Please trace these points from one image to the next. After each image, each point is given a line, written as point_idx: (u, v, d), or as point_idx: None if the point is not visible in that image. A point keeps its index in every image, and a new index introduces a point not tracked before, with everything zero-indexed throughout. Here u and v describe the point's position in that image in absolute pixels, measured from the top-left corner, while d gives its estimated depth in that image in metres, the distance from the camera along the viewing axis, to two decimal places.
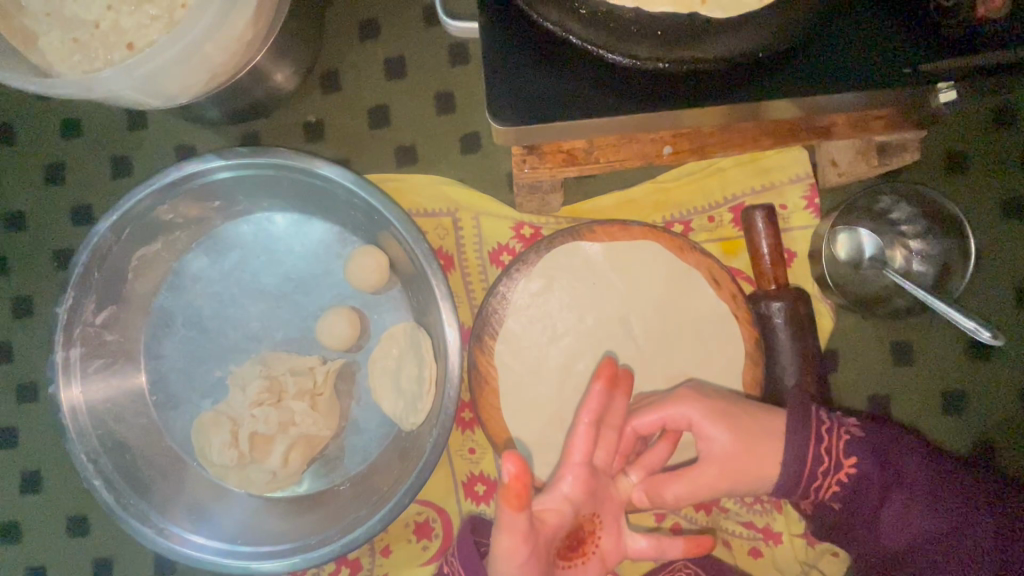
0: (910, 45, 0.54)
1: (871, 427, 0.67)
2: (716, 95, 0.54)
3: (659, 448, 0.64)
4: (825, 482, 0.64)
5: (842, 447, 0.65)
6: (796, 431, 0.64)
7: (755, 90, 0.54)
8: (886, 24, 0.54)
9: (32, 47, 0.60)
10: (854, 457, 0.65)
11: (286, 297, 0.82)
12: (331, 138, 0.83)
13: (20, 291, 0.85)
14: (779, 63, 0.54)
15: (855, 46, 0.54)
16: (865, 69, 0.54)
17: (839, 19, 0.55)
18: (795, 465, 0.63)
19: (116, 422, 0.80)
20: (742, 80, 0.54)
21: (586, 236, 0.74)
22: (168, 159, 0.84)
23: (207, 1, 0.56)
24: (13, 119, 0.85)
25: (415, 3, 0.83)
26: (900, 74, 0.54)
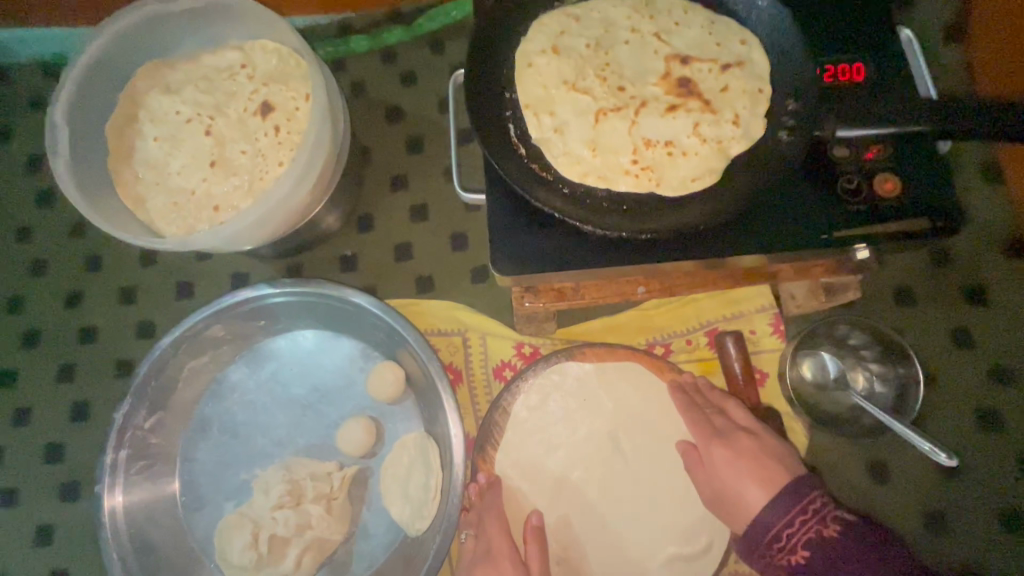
0: (827, 214, 0.67)
1: (860, 532, 0.62)
2: (675, 252, 0.67)
3: (697, 473, 0.76)
4: (780, 558, 0.64)
5: (805, 538, 0.63)
6: (767, 510, 0.66)
7: (704, 247, 0.67)
8: (810, 197, 0.68)
9: (141, 207, 0.78)
10: (811, 551, 0.62)
11: (312, 406, 0.92)
12: (363, 269, 0.98)
13: (81, 396, 0.97)
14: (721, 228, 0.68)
15: (785, 213, 0.68)
16: (793, 232, 0.67)
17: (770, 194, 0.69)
18: (751, 532, 0.66)
19: (148, 521, 0.88)
20: (691, 238, 0.68)
21: (577, 358, 0.85)
22: (225, 284, 1.00)
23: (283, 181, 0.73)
24: (102, 250, 1.03)
25: (437, 162, 1.02)
26: (819, 237, 0.67)
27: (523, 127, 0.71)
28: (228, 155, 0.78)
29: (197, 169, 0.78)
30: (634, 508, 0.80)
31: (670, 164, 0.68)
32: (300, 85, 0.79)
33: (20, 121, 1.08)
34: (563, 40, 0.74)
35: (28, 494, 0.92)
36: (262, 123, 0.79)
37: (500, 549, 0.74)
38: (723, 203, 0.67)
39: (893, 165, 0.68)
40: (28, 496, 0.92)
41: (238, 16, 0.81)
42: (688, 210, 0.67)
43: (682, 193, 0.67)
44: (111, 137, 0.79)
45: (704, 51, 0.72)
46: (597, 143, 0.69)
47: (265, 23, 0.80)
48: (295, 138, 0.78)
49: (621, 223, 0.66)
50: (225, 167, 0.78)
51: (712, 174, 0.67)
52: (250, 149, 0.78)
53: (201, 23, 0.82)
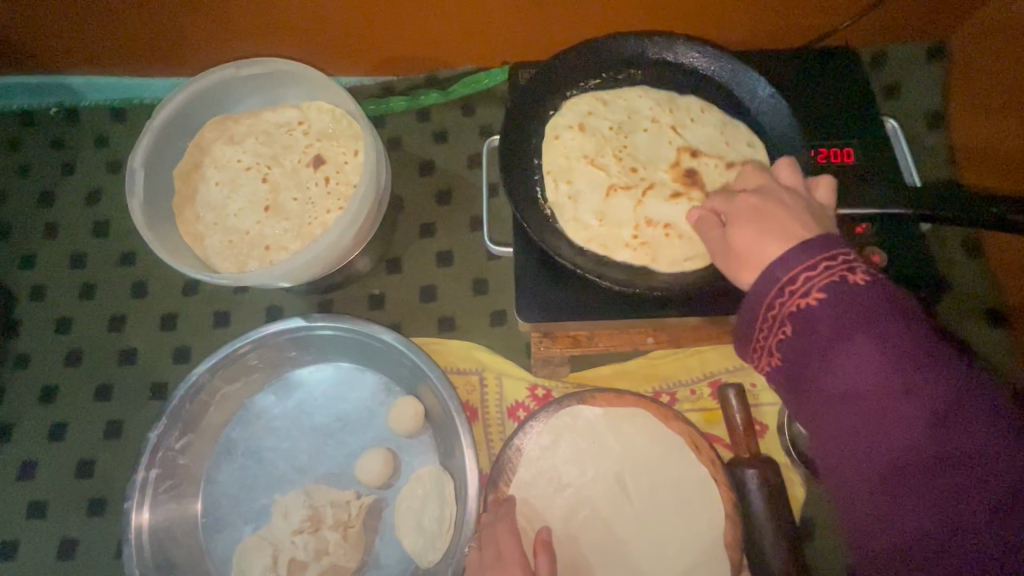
0: None
1: (875, 287, 0.52)
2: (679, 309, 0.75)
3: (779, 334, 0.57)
4: (786, 317, 0.56)
5: (836, 319, 0.52)
6: (886, 394, 0.49)
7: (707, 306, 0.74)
8: None
9: (199, 243, 0.86)
10: (825, 299, 0.53)
11: (334, 435, 0.97)
12: (390, 308, 1.06)
13: (115, 415, 1.02)
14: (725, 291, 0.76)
15: None
16: None
17: None
18: (794, 321, 0.55)
19: (169, 540, 0.91)
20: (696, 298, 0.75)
21: (588, 402, 0.90)
22: (259, 315, 1.07)
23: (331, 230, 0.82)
24: (148, 278, 1.10)
25: (464, 213, 1.11)
26: None
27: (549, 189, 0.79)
28: (281, 202, 0.87)
29: (252, 212, 0.87)
30: (638, 549, 0.84)
31: (665, 244, 0.76)
32: (350, 143, 0.89)
33: (86, 158, 1.19)
34: (589, 119, 0.84)
35: (56, 507, 0.97)
36: (314, 175, 0.88)
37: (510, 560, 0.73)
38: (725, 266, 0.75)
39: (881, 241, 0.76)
40: (56, 510, 0.96)
41: (300, 81, 0.91)
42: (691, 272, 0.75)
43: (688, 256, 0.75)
44: (177, 180, 0.88)
45: (714, 147, 0.81)
46: (612, 212, 0.78)
47: (323, 88, 0.90)
48: (343, 189, 0.87)
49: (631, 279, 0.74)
50: (277, 212, 0.87)
51: None
52: (301, 198, 0.87)
53: (267, 86, 0.92)
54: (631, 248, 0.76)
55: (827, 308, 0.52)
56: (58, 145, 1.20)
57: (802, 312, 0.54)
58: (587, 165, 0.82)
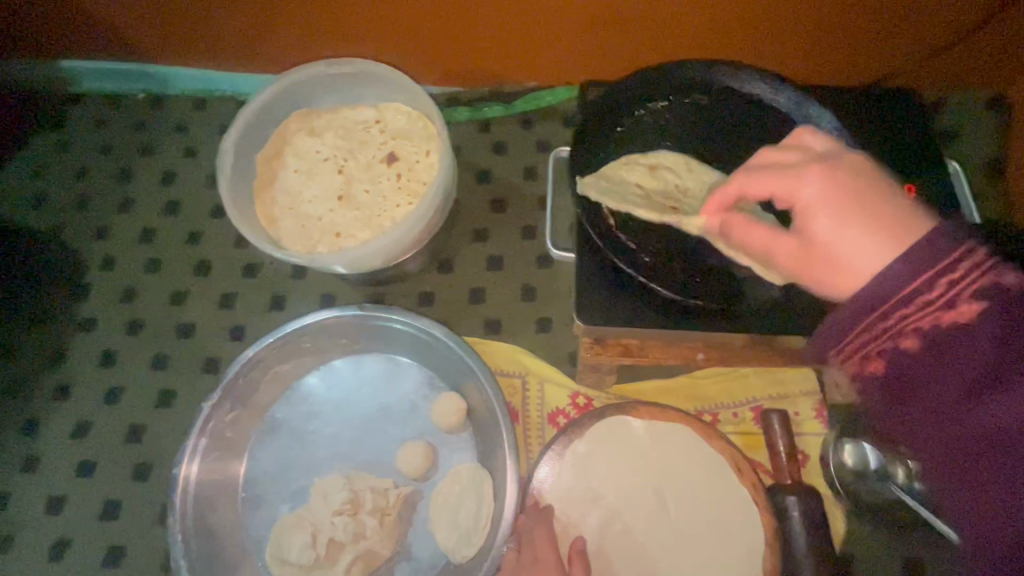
0: None
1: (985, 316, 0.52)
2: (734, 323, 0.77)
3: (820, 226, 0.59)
4: (877, 351, 0.57)
5: (929, 334, 0.54)
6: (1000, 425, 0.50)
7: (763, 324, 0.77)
8: None
9: (273, 225, 0.90)
10: (914, 342, 0.55)
11: (376, 424, 0.99)
12: (439, 306, 1.09)
13: (169, 385, 1.06)
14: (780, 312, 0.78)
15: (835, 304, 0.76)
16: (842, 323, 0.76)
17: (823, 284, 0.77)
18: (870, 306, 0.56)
19: (210, 511, 0.94)
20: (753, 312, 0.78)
21: (632, 412, 0.91)
22: (314, 302, 1.11)
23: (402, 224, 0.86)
24: (212, 257, 1.16)
25: (517, 221, 1.15)
26: None
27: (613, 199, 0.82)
28: (355, 194, 0.91)
29: (325, 200, 0.91)
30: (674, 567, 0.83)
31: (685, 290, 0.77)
32: (424, 145, 0.93)
33: (165, 141, 1.26)
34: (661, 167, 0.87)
35: (104, 468, 1.00)
36: (386, 172, 0.92)
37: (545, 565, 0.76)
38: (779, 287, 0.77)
39: None
40: (104, 471, 1.00)
41: (383, 84, 0.96)
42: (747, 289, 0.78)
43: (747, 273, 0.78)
44: (259, 165, 0.93)
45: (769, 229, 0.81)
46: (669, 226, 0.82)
47: (403, 93, 0.95)
48: (414, 186, 0.91)
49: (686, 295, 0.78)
50: (349, 202, 0.91)
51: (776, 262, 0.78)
52: (373, 192, 0.91)
53: (350, 85, 0.97)
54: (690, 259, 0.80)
55: (920, 369, 0.54)
56: (141, 128, 1.27)
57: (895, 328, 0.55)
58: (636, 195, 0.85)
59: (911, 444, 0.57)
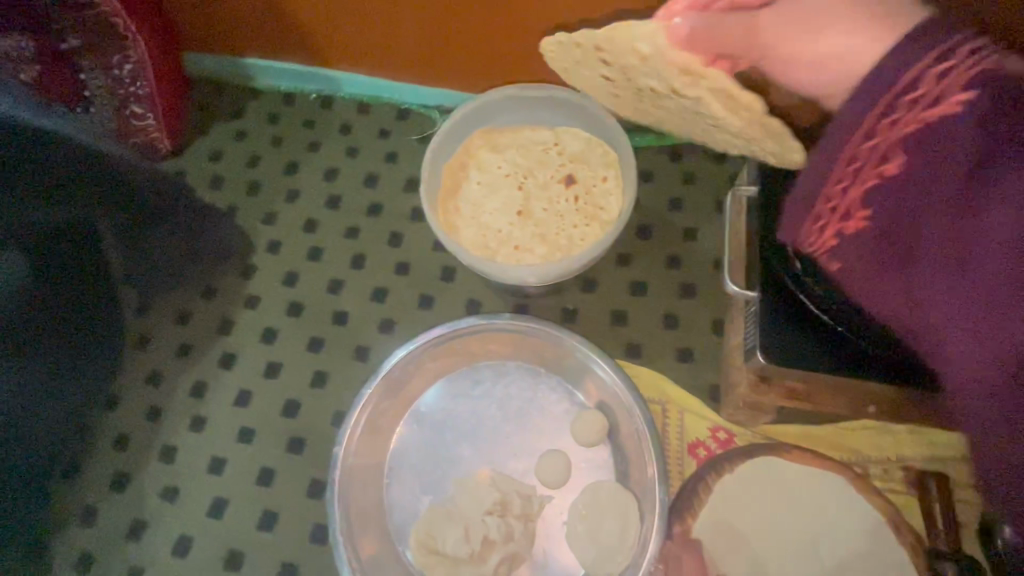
0: None
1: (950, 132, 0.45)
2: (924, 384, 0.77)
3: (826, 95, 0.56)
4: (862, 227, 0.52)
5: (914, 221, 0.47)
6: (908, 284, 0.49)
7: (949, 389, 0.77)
8: None
9: (455, 232, 0.96)
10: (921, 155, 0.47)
11: (517, 431, 1.03)
12: (582, 324, 1.12)
13: (323, 367, 1.13)
14: None
15: None
16: None
17: None
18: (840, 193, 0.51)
19: (361, 491, 1.00)
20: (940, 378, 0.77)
21: (784, 454, 0.91)
22: (460, 305, 1.17)
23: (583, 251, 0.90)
24: (367, 252, 1.23)
25: (662, 249, 1.17)
26: None
27: None
28: (533, 213, 0.96)
29: (506, 216, 0.96)
30: None
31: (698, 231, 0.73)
32: (603, 172, 0.98)
33: (330, 139, 1.36)
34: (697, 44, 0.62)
35: (262, 437, 1.08)
36: (564, 194, 0.97)
37: None
38: None
39: None
40: (262, 439, 1.08)
41: (565, 111, 1.01)
42: None
43: None
44: (445, 175, 1.00)
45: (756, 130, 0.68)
46: None
47: (585, 123, 1.00)
48: (593, 212, 0.95)
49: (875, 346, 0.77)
50: (528, 218, 0.96)
51: None
52: (552, 212, 0.96)
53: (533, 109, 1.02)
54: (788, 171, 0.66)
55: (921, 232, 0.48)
56: (309, 125, 1.38)
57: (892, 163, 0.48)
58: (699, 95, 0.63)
59: (948, 309, 0.46)
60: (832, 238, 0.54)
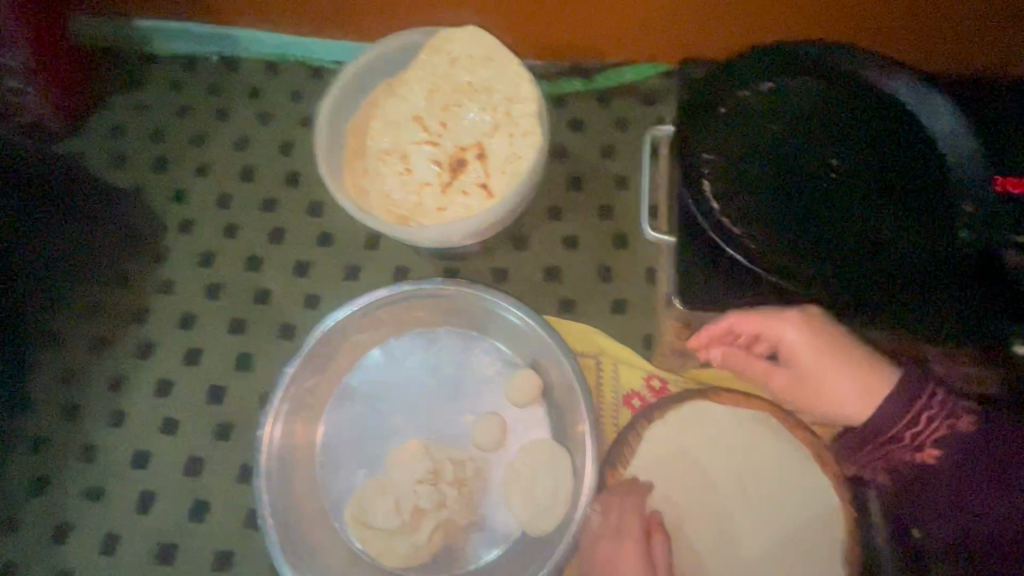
0: (956, 304, 0.76)
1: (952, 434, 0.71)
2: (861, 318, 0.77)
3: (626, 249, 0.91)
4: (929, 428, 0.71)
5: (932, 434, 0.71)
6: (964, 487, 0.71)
7: (890, 321, 0.77)
8: (947, 292, 0.76)
9: (365, 192, 0.87)
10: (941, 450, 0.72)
11: (451, 397, 1.01)
12: (513, 283, 1.09)
13: (247, 349, 1.08)
14: (905, 312, 0.76)
15: (929, 303, 0.76)
16: (932, 327, 0.77)
17: (912, 279, 0.76)
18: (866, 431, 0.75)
19: (293, 472, 0.97)
20: (883, 311, 0.77)
21: (713, 399, 0.90)
22: (388, 273, 1.11)
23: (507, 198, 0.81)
24: (287, 226, 1.16)
25: (594, 199, 1.13)
26: (945, 331, 0.78)
27: (715, 184, 0.80)
28: (447, 166, 0.86)
29: (420, 174, 0.86)
30: (753, 554, 0.84)
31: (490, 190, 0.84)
32: (506, 105, 0.87)
33: (238, 105, 1.26)
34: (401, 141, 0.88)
35: (188, 426, 1.03)
36: (473, 138, 0.87)
37: (630, 530, 0.82)
38: (905, 287, 0.76)
39: None
40: (187, 429, 1.03)
41: (457, 46, 0.91)
42: (879, 284, 0.76)
43: (886, 268, 0.76)
44: (350, 130, 0.91)
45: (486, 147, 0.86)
46: (778, 202, 0.80)
47: (478, 52, 0.90)
48: (518, 151, 0.85)
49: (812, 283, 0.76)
50: (447, 168, 0.86)
51: (918, 260, 0.76)
52: (468, 161, 0.86)
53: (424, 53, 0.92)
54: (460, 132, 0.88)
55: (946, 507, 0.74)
56: (214, 92, 1.27)
57: (921, 464, 0.73)
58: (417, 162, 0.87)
59: (956, 499, 0.72)
60: (878, 452, 0.75)
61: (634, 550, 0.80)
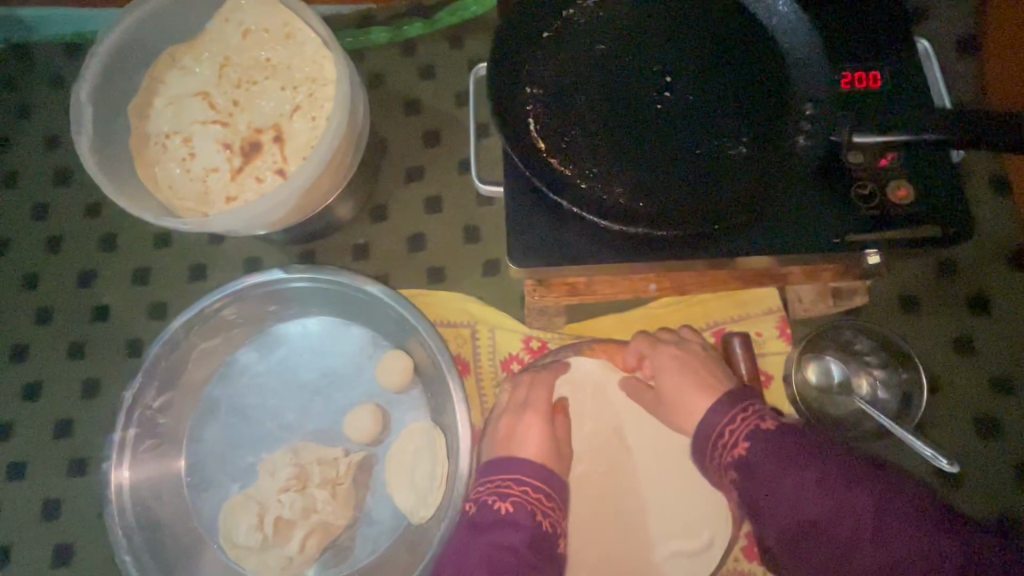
0: (812, 210, 0.69)
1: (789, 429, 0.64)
2: (710, 243, 0.69)
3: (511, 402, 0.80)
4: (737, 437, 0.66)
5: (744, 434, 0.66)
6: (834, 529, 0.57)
7: (741, 241, 0.69)
8: (797, 199, 0.69)
9: (155, 184, 0.77)
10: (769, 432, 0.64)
11: (319, 392, 0.93)
12: (375, 260, 1.00)
13: (90, 374, 0.97)
14: (755, 229, 0.69)
15: (779, 215, 0.69)
16: (791, 238, 0.68)
17: (759, 191, 0.68)
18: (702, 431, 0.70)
19: (154, 500, 0.89)
20: (731, 233, 0.69)
21: (587, 353, 0.87)
22: (238, 267, 1.01)
23: (301, 173, 0.73)
24: (118, 231, 1.03)
25: (453, 154, 1.03)
26: (812, 241, 0.68)
27: (540, 121, 0.71)
28: (239, 148, 0.77)
29: (205, 160, 0.77)
30: (633, 504, 0.83)
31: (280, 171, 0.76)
32: (308, 86, 0.77)
33: (40, 99, 1.09)
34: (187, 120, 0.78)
35: (37, 468, 0.94)
36: (270, 117, 0.78)
37: (536, 401, 0.81)
38: (753, 199, 0.68)
39: (908, 173, 0.68)
40: (36, 471, 0.94)
41: (250, 16, 0.79)
42: (724, 200, 0.68)
43: (730, 183, 0.68)
44: (133, 114, 0.79)
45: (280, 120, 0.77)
46: (608, 126, 0.70)
47: (273, 24, 0.79)
48: (317, 121, 0.76)
49: (649, 212, 0.68)
50: (240, 150, 0.77)
51: (763, 168, 0.69)
52: (262, 143, 0.77)
53: (214, 24, 0.80)
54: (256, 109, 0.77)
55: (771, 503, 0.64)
56: (8, 87, 1.09)
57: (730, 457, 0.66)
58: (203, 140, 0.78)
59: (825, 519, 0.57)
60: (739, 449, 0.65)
61: (538, 426, 0.79)
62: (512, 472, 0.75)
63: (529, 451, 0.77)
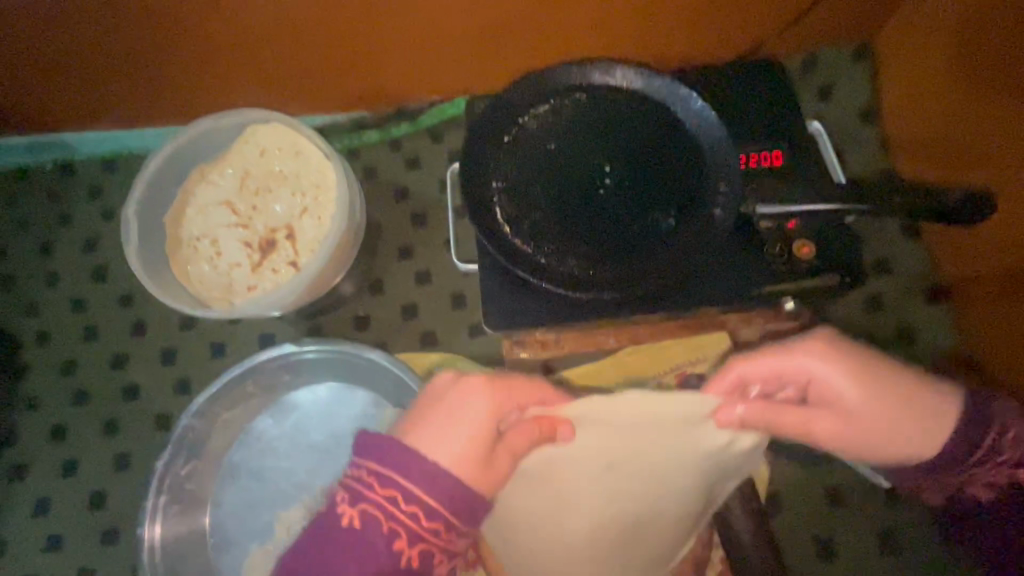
0: (733, 270, 0.84)
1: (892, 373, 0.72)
2: (653, 300, 0.84)
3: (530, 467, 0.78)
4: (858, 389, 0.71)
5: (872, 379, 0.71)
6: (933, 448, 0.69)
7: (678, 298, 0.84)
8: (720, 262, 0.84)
9: (188, 281, 0.92)
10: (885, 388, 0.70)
11: (329, 452, 1.04)
12: (375, 329, 1.13)
13: (122, 448, 1.08)
14: (689, 287, 0.84)
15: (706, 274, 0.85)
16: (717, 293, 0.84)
17: (691, 254, 0.83)
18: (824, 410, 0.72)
19: (181, 560, 0.99)
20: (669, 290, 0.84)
21: (561, 401, 0.96)
22: (253, 343, 1.14)
23: (311, 268, 0.88)
24: (147, 316, 1.17)
25: (440, 232, 1.18)
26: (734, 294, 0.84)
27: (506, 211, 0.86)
28: (258, 246, 0.93)
29: (230, 257, 0.93)
30: None
31: (293, 264, 0.91)
32: (315, 193, 0.93)
33: (81, 206, 1.25)
34: (216, 222, 0.94)
35: (73, 538, 1.04)
36: (283, 219, 0.94)
37: (472, 448, 0.69)
38: (686, 264, 0.82)
39: (813, 232, 0.83)
40: (73, 541, 1.03)
41: (264, 137, 0.96)
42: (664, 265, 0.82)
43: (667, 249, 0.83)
44: (169, 223, 0.95)
45: (292, 221, 0.93)
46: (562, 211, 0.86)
47: (284, 144, 0.96)
48: (323, 222, 0.92)
49: (602, 279, 0.82)
50: (258, 248, 0.93)
51: (692, 235, 0.83)
52: (276, 242, 0.93)
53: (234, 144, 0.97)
54: (272, 213, 0.94)
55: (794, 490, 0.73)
56: (53, 198, 1.26)
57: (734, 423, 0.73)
58: (231, 240, 0.93)
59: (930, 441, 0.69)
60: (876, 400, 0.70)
61: (443, 449, 0.68)
62: (407, 466, 0.66)
63: (424, 451, 0.68)
